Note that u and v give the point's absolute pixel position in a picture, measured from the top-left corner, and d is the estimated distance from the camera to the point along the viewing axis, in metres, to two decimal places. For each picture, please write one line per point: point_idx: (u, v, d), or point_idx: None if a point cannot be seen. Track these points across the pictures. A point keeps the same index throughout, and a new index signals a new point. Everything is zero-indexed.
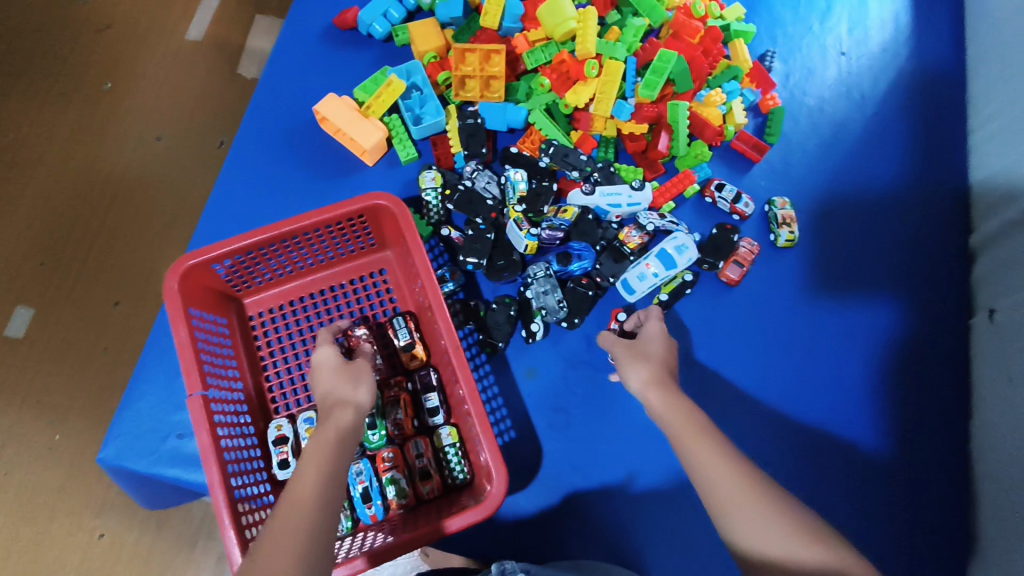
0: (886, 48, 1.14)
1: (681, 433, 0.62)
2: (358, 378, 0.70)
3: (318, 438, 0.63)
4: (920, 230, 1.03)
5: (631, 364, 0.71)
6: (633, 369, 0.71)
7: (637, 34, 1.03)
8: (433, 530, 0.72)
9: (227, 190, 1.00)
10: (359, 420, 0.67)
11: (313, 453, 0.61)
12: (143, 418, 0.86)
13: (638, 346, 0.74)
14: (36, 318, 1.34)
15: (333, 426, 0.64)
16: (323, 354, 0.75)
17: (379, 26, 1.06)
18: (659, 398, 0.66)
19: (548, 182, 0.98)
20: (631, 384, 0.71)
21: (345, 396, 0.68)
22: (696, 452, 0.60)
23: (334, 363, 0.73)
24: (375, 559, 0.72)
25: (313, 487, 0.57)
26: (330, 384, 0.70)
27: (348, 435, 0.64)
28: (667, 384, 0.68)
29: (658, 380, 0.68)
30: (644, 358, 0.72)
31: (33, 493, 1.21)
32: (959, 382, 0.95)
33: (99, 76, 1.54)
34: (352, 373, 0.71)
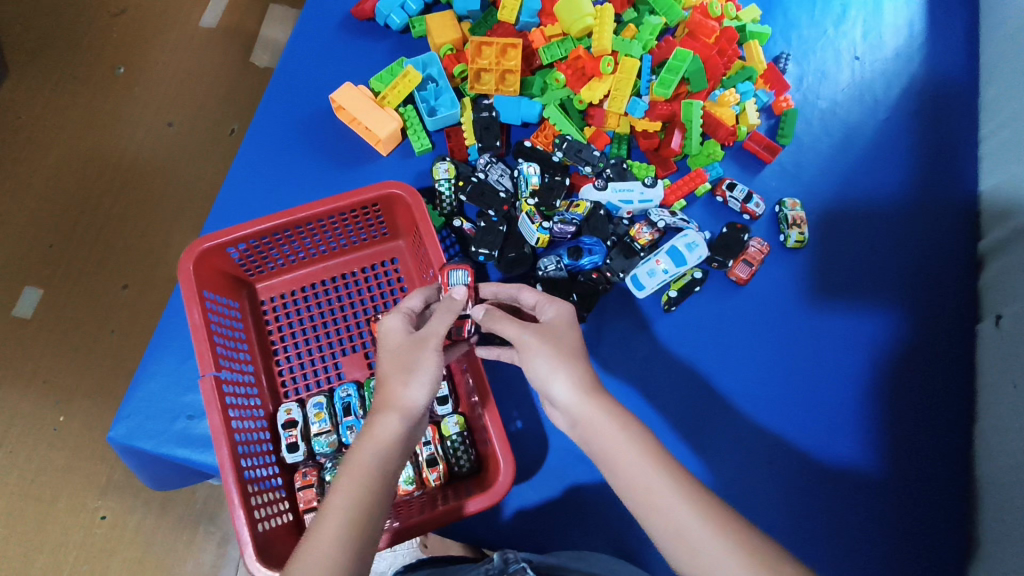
0: (900, 53, 1.15)
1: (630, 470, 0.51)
2: (409, 373, 0.59)
3: (357, 448, 0.56)
4: (929, 236, 1.04)
5: (559, 366, 0.55)
6: (561, 371, 0.55)
7: (653, 32, 1.03)
8: (449, 512, 0.74)
9: (242, 175, 1.01)
10: (404, 428, 0.57)
11: (347, 480, 0.53)
12: (153, 398, 0.87)
13: (553, 336, 0.58)
14: (44, 300, 1.35)
15: (371, 445, 0.56)
16: (388, 323, 0.64)
17: (397, 17, 1.06)
18: (600, 413, 0.54)
19: (560, 177, 0.99)
20: (553, 385, 0.55)
21: (393, 395, 0.58)
22: (650, 490, 0.50)
23: (394, 339, 0.62)
24: (399, 536, 0.73)
25: (339, 524, 0.50)
26: (387, 369, 0.60)
27: (388, 462, 0.55)
28: (603, 391, 0.55)
29: (592, 389, 0.55)
30: (570, 356, 0.57)
31: (37, 472, 1.22)
32: (963, 387, 0.95)
33: (113, 60, 1.55)
34: (404, 361, 0.60)
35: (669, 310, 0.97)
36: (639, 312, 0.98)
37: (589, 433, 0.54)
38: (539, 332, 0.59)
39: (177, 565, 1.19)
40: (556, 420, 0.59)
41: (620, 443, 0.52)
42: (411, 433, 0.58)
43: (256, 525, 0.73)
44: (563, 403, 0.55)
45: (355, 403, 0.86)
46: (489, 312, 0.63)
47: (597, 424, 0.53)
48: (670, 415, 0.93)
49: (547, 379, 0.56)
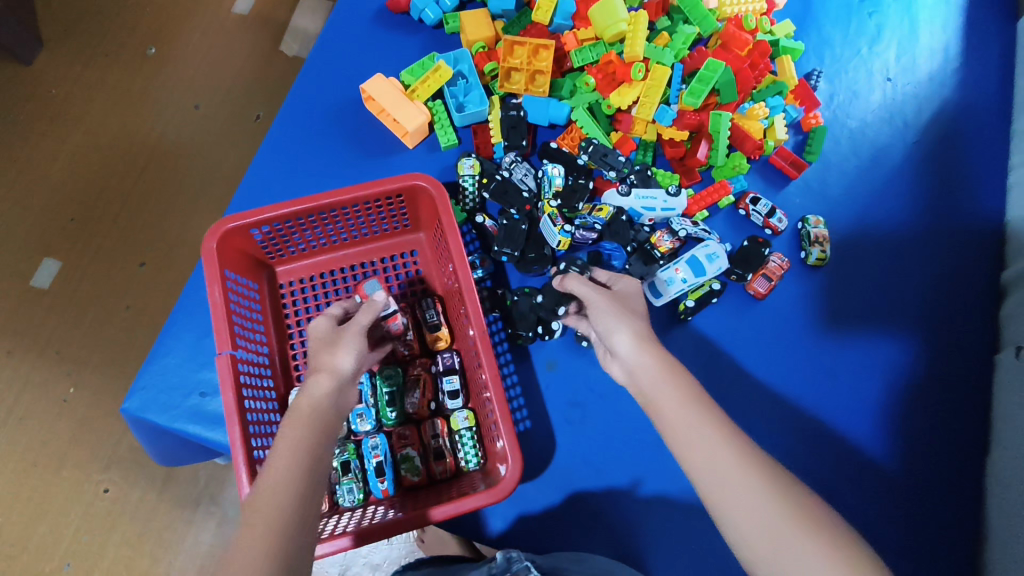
0: (932, 77, 1.14)
1: (705, 450, 0.59)
2: (338, 348, 0.69)
3: (294, 409, 0.63)
4: (952, 262, 1.03)
5: (619, 321, 0.71)
6: (619, 325, 0.71)
7: (687, 41, 1.03)
8: (416, 518, 0.72)
9: (268, 160, 1.02)
10: (336, 391, 0.65)
11: (289, 430, 0.61)
12: (168, 373, 0.88)
13: (621, 300, 0.76)
14: (62, 272, 1.36)
15: (305, 401, 0.63)
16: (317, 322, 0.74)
17: (431, 12, 1.07)
18: (656, 364, 0.67)
19: (583, 181, 0.98)
20: (616, 339, 0.70)
21: (324, 368, 0.67)
22: (726, 472, 0.58)
23: (320, 330, 0.72)
24: (359, 539, 0.72)
25: (287, 463, 0.57)
26: (318, 347, 0.70)
27: (312, 411, 0.62)
28: (658, 347, 0.69)
29: (649, 343, 0.69)
30: (631, 316, 0.72)
31: (44, 441, 1.23)
32: (978, 416, 0.94)
33: (144, 40, 1.57)
34: (329, 345, 0.70)
35: (684, 319, 0.97)
36: (654, 319, 0.98)
37: (661, 398, 0.64)
38: (610, 295, 0.75)
39: (175, 543, 1.20)
40: (615, 375, 0.72)
41: (696, 423, 0.61)
42: (338, 388, 0.66)
43: None
44: (623, 354, 0.69)
45: (366, 391, 0.88)
46: (567, 278, 0.80)
47: (679, 404, 0.63)
48: None
49: (610, 333, 0.71)
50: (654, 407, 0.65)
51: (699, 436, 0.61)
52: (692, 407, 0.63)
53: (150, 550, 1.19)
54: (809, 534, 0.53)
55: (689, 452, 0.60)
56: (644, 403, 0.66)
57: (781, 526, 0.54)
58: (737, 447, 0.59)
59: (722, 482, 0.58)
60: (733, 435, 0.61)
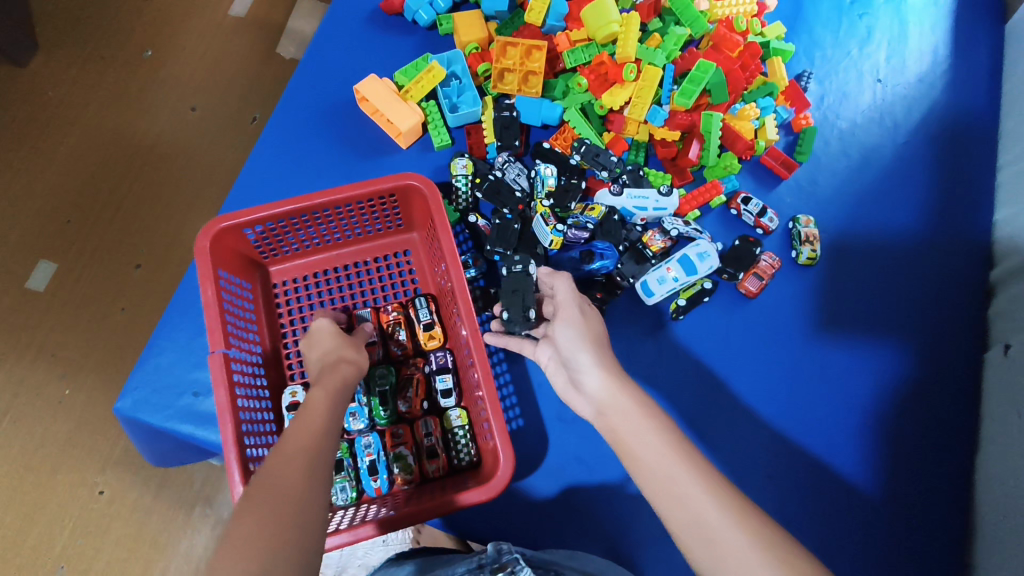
0: (922, 79, 1.15)
1: (690, 509, 0.53)
2: (358, 347, 0.74)
3: (323, 382, 0.66)
4: (942, 262, 1.04)
5: (591, 357, 0.65)
6: (590, 356, 0.65)
7: (677, 43, 1.04)
8: (438, 505, 0.74)
9: (262, 161, 1.02)
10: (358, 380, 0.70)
11: (321, 399, 0.63)
12: (161, 373, 0.88)
13: (589, 329, 0.68)
14: (58, 274, 1.36)
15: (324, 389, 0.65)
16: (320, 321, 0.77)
17: (425, 14, 1.08)
18: (632, 406, 0.61)
19: (576, 180, 0.98)
20: (586, 374, 0.64)
21: (347, 355, 0.71)
22: (715, 537, 0.52)
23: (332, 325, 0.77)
24: (383, 526, 0.73)
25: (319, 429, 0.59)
26: (327, 345, 0.73)
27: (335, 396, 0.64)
28: (633, 386, 0.63)
29: (622, 381, 0.63)
30: (601, 348, 0.66)
31: (39, 443, 1.23)
32: (968, 414, 0.95)
33: (140, 43, 1.57)
34: (351, 340, 0.75)
35: (676, 318, 0.97)
36: (647, 317, 0.99)
37: (636, 445, 0.59)
38: (578, 324, 0.68)
39: (170, 544, 1.20)
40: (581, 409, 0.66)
41: (678, 478, 0.55)
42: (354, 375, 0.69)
43: None
44: (593, 390, 0.63)
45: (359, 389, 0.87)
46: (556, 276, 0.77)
47: (660, 457, 0.57)
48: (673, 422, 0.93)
49: (580, 366, 0.65)
50: (631, 455, 0.59)
51: (683, 493, 0.54)
52: (675, 458, 0.57)
53: (145, 551, 1.19)
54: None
55: (672, 513, 0.54)
56: (614, 443, 0.61)
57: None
58: (724, 505, 0.53)
59: (712, 549, 0.51)
60: (716, 488, 0.55)
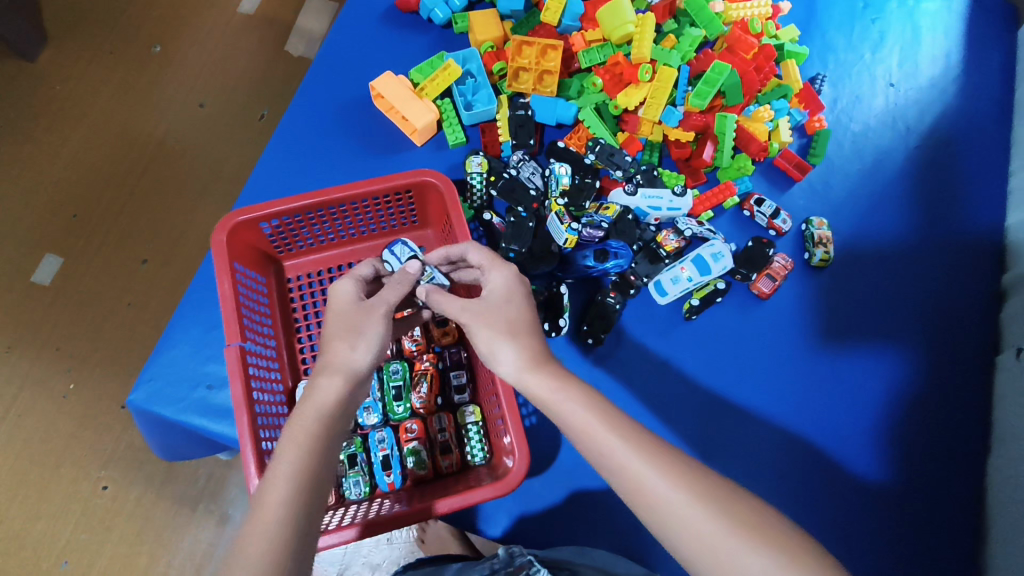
0: (934, 83, 1.15)
1: (624, 475, 0.50)
2: (355, 336, 0.61)
3: (297, 417, 0.57)
4: (953, 266, 1.04)
5: (501, 343, 0.59)
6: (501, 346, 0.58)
7: (693, 44, 1.04)
8: (421, 511, 0.73)
9: (276, 156, 1.02)
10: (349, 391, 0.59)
11: (288, 448, 0.54)
12: (174, 365, 0.88)
13: (496, 311, 0.61)
14: (64, 268, 1.36)
15: (317, 405, 0.57)
16: (339, 288, 0.66)
17: (440, 12, 1.08)
18: (547, 387, 0.56)
19: (590, 180, 0.99)
20: (500, 361, 0.59)
21: (338, 360, 0.60)
22: (654, 501, 0.49)
23: (341, 304, 0.64)
24: (366, 530, 0.72)
25: (283, 492, 0.51)
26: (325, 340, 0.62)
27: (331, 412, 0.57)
28: (546, 364, 0.58)
29: (535, 364, 0.57)
30: (512, 330, 0.60)
31: (44, 437, 1.23)
32: (978, 417, 0.96)
33: (149, 39, 1.57)
34: (348, 327, 0.62)
35: (688, 319, 0.98)
36: (660, 317, 0.99)
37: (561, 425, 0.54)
38: (480, 308, 0.62)
39: (175, 540, 1.20)
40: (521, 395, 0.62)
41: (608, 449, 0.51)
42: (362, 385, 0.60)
43: None
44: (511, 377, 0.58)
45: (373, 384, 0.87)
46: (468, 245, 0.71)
47: (588, 430, 0.53)
48: (686, 420, 0.93)
49: (492, 355, 0.59)
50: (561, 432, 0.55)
51: (616, 462, 0.51)
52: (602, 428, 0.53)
53: (148, 547, 1.19)
54: (754, 548, 0.46)
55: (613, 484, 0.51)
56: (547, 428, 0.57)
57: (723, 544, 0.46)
58: (657, 462, 0.50)
59: (654, 511, 0.49)
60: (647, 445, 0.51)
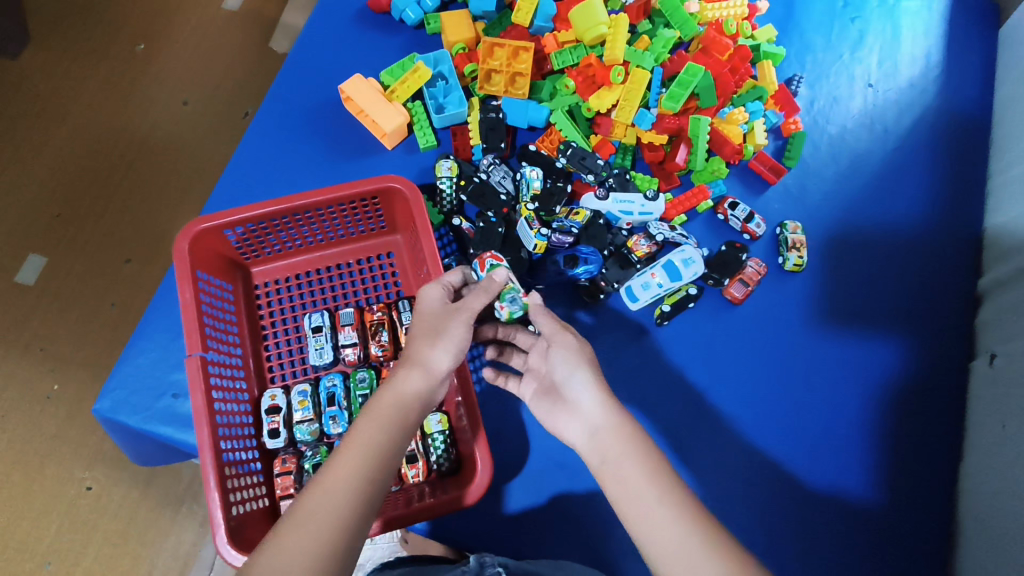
0: (913, 83, 1.14)
1: (671, 544, 0.50)
2: (438, 336, 0.62)
3: (376, 400, 0.58)
4: (931, 269, 1.03)
5: (588, 375, 0.61)
6: (586, 374, 0.61)
7: (666, 46, 1.02)
8: (450, 501, 0.75)
9: (248, 159, 1.01)
10: (425, 387, 0.60)
11: (367, 424, 0.56)
12: (141, 374, 0.88)
13: (591, 350, 0.64)
14: (47, 268, 1.35)
15: (394, 395, 0.58)
16: (426, 293, 0.68)
17: (412, 12, 1.07)
18: (623, 424, 0.58)
19: (562, 184, 0.98)
20: (584, 393, 0.60)
21: (420, 356, 0.61)
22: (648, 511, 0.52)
23: (429, 309, 0.66)
24: (398, 521, 0.73)
25: (355, 465, 0.53)
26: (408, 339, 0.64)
27: (407, 408, 0.58)
28: (622, 404, 0.60)
29: (615, 400, 0.60)
30: (597, 369, 0.62)
31: (27, 439, 1.22)
32: (951, 424, 0.95)
33: (131, 36, 1.55)
34: (433, 328, 0.63)
35: (661, 323, 0.97)
36: (633, 323, 0.98)
37: (622, 469, 0.55)
38: (581, 343, 0.65)
39: (156, 541, 1.19)
40: (567, 434, 0.62)
41: (654, 495, 0.53)
42: (440, 372, 0.61)
43: (230, 508, 0.73)
44: (586, 409, 0.60)
45: (339, 393, 0.87)
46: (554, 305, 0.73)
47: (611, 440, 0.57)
48: (658, 429, 0.93)
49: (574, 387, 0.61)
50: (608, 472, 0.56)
51: (675, 535, 0.50)
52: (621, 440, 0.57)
53: (132, 546, 1.19)
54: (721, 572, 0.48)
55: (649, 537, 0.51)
56: (598, 468, 0.57)
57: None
58: (719, 551, 0.49)
59: (679, 562, 0.49)
60: (711, 533, 0.50)
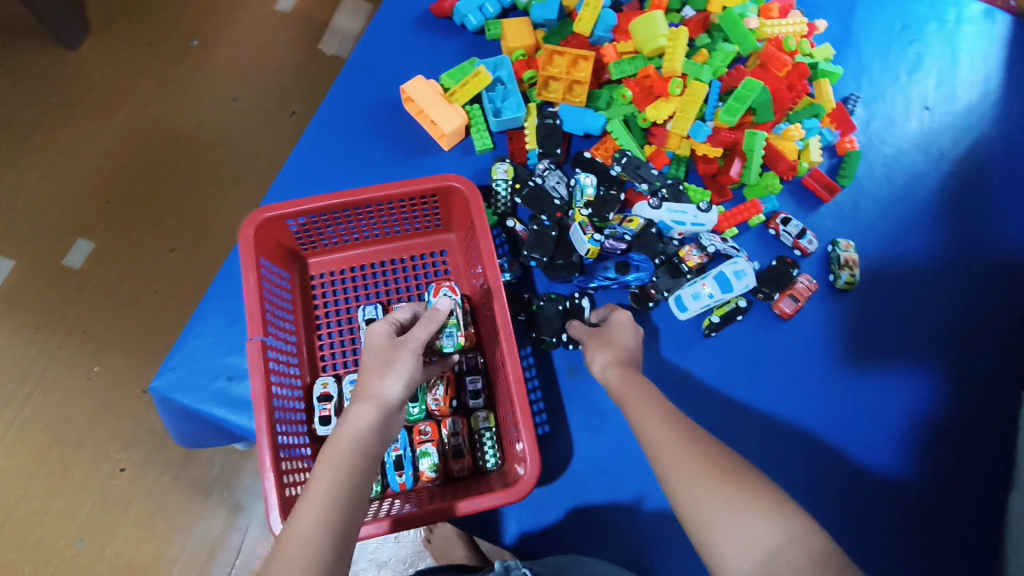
0: (971, 108, 1.13)
1: (663, 445, 0.59)
2: (387, 368, 0.64)
3: (332, 442, 0.59)
4: (984, 295, 1.02)
5: (597, 350, 0.75)
6: (597, 349, 0.76)
7: (725, 60, 1.04)
8: (440, 510, 0.73)
9: (307, 153, 1.04)
10: (381, 420, 0.60)
11: (325, 465, 0.56)
12: (198, 355, 0.90)
13: (609, 332, 0.78)
14: (95, 253, 1.39)
15: (349, 432, 0.59)
16: (374, 329, 0.70)
17: (474, 18, 1.09)
18: (621, 376, 0.69)
19: (615, 191, 0.99)
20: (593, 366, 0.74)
21: (371, 390, 0.62)
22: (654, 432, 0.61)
23: (376, 344, 0.67)
24: (398, 524, 0.72)
25: (318, 506, 0.53)
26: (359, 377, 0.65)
27: (364, 441, 0.58)
28: (629, 362, 0.71)
29: (620, 360, 0.72)
30: (607, 342, 0.76)
31: (68, 417, 1.26)
32: (1001, 453, 0.93)
33: (188, 33, 1.60)
34: (381, 362, 0.64)
35: (710, 335, 0.97)
36: (679, 333, 0.98)
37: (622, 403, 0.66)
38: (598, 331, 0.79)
39: (185, 526, 1.21)
40: None
41: (656, 420, 0.62)
42: (395, 398, 0.62)
43: (283, 489, 0.74)
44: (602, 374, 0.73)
45: None
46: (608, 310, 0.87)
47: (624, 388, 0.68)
48: None
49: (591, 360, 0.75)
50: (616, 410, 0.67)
51: (657, 438, 0.60)
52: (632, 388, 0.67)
53: (162, 530, 1.20)
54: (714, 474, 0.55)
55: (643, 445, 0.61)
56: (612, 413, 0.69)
57: (734, 510, 0.52)
58: (690, 441, 0.59)
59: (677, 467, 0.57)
60: (686, 431, 0.60)
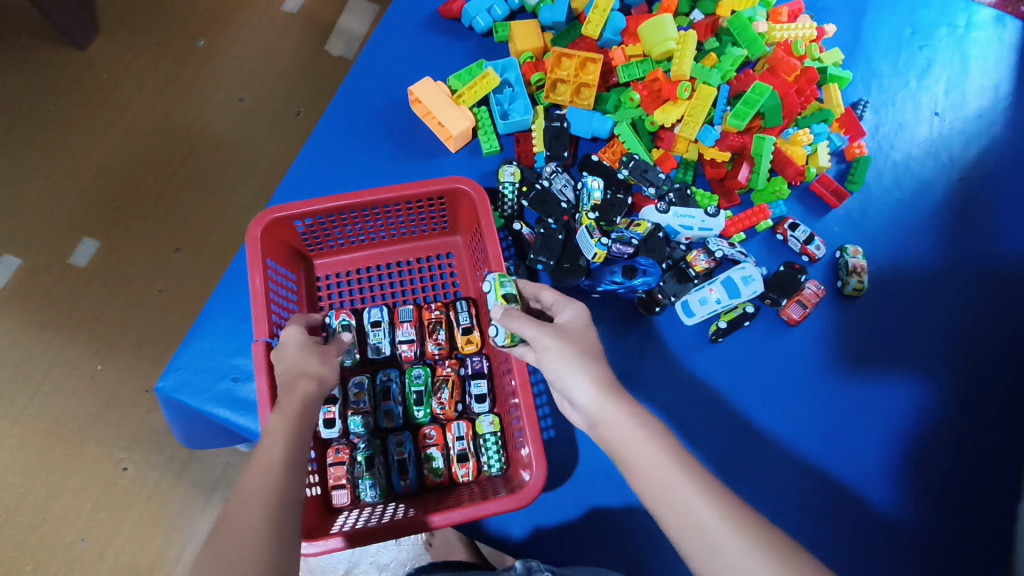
0: (981, 114, 1.13)
1: (686, 513, 0.51)
2: (324, 358, 0.71)
3: (281, 403, 0.64)
4: (993, 302, 1.02)
5: (576, 366, 0.60)
6: (573, 370, 0.60)
7: (733, 64, 1.03)
8: (408, 526, 0.72)
9: (314, 154, 1.04)
10: (319, 394, 0.67)
11: (279, 419, 0.62)
12: (203, 356, 0.90)
13: (574, 337, 0.63)
14: (100, 252, 1.39)
15: (299, 395, 0.65)
16: (290, 332, 0.75)
17: (482, 20, 1.08)
18: (616, 414, 0.57)
19: (622, 195, 0.99)
20: (573, 386, 0.59)
21: (310, 370, 0.69)
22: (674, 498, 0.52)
23: (299, 340, 0.73)
24: (352, 540, 0.71)
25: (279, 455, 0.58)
26: (292, 360, 0.70)
27: (311, 405, 0.65)
28: (620, 391, 0.59)
29: (609, 389, 0.59)
30: (589, 358, 0.60)
31: (70, 416, 1.26)
32: (1011, 462, 0.93)
33: (194, 33, 1.61)
34: (316, 354, 0.71)
35: (716, 340, 0.96)
36: (686, 338, 0.97)
37: (632, 455, 0.55)
38: (559, 332, 0.63)
39: (187, 526, 1.21)
40: (572, 419, 0.63)
41: (674, 483, 0.53)
42: (329, 379, 0.70)
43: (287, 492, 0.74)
44: (582, 403, 0.59)
45: (395, 388, 0.89)
46: (558, 295, 0.69)
47: (621, 428, 0.56)
48: (707, 448, 0.92)
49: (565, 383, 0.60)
50: (625, 465, 0.56)
51: (700, 520, 0.51)
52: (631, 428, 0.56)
53: (163, 530, 1.20)
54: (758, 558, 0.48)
55: (674, 525, 0.52)
56: (611, 458, 0.57)
57: None
58: (734, 519, 0.51)
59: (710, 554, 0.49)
60: (726, 504, 0.52)
